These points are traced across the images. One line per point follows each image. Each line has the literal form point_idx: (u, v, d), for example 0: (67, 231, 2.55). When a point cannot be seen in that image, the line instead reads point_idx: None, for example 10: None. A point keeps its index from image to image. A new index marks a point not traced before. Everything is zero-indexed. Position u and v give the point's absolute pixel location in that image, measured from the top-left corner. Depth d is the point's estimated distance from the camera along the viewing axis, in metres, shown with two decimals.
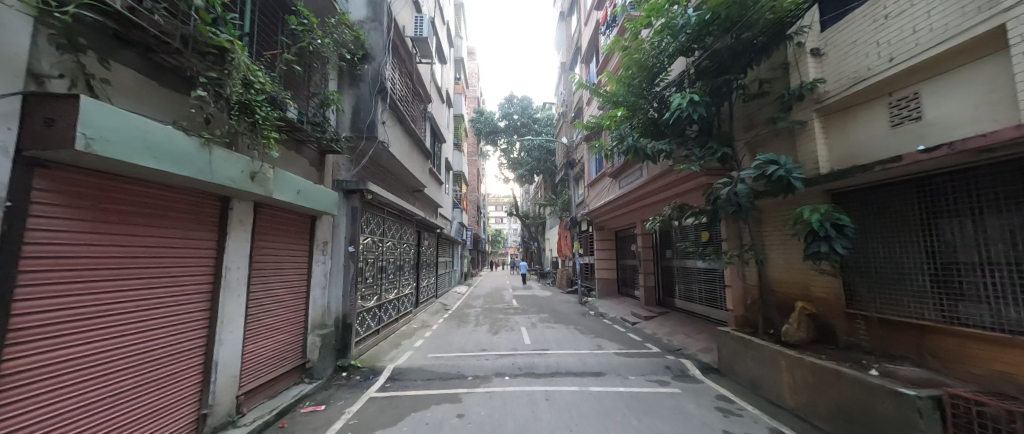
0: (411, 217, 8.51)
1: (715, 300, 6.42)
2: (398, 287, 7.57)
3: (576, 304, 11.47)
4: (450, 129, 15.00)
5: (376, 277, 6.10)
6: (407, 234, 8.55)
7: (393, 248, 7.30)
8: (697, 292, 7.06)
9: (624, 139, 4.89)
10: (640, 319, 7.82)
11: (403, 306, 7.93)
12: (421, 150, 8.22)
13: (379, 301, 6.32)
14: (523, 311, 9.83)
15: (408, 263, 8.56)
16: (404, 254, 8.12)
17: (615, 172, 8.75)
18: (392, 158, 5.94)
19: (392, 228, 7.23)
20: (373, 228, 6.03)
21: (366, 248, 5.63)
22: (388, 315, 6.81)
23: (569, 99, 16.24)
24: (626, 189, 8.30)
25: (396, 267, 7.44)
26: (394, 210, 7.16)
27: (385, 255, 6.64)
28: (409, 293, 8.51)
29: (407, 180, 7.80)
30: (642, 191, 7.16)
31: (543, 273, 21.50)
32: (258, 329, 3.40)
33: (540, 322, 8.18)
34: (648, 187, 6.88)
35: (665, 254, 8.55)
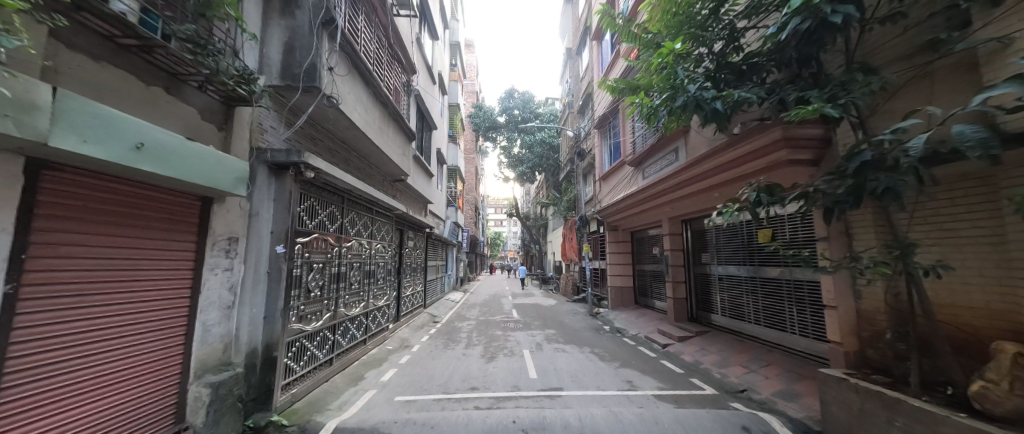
0: (388, 212, 6.97)
1: (782, 320, 4.85)
2: (368, 300, 6.00)
3: (587, 316, 9.90)
4: (443, 118, 13.54)
5: (327, 288, 4.54)
6: (382, 233, 6.99)
7: (360, 250, 5.74)
8: (751, 307, 5.50)
9: (678, 93, 3.37)
10: (672, 340, 6.25)
11: (375, 324, 6.33)
12: (402, 129, 6.71)
13: (333, 320, 4.74)
14: (524, 327, 8.24)
15: (385, 269, 7.00)
16: (377, 258, 6.54)
17: (638, 159, 7.24)
18: (353, 126, 4.43)
19: (358, 224, 5.67)
20: (325, 222, 4.48)
21: (310, 250, 4.07)
22: (348, 336, 5.23)
23: (576, 88, 14.79)
24: (653, 177, 6.76)
25: (364, 274, 5.87)
26: (361, 201, 5.62)
27: (346, 259, 5.09)
28: (385, 307, 6.94)
29: (383, 165, 6.30)
30: (679, 178, 5.66)
31: (545, 278, 19.92)
32: (43, 396, 1.80)
33: (547, 343, 6.60)
34: (688, 173, 5.39)
35: (700, 259, 7.01)
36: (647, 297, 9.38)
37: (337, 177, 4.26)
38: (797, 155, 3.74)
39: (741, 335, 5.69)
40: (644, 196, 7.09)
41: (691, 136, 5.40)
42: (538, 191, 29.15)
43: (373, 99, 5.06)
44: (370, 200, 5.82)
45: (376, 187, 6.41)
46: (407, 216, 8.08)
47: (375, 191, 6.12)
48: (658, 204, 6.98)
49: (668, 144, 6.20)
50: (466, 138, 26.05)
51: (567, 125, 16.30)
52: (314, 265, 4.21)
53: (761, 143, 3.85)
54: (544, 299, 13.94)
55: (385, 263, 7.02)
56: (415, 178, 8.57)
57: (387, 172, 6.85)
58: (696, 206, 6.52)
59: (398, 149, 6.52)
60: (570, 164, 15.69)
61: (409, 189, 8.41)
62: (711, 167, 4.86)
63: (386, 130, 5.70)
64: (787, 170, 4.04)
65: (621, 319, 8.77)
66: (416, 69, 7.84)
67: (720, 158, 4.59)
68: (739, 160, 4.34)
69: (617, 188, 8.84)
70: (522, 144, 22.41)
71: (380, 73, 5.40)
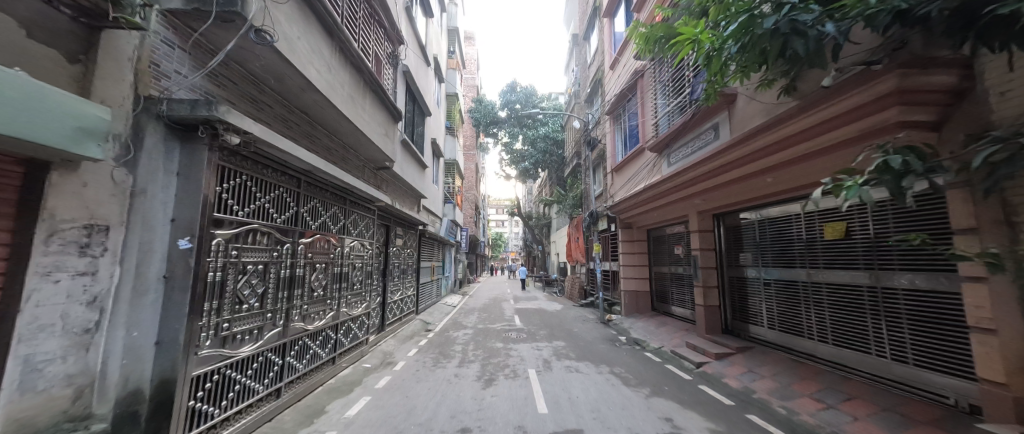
0: (367, 202, 5.96)
1: (860, 336, 3.81)
2: (337, 308, 4.98)
3: (597, 323, 8.84)
4: (439, 107, 12.49)
5: (269, 296, 3.53)
6: (361, 227, 5.97)
7: (326, 247, 4.72)
8: (810, 320, 4.47)
9: (757, 18, 2.32)
10: (707, 357, 5.19)
11: (348, 337, 5.30)
12: (385, 106, 5.69)
13: (279, 338, 3.72)
14: (528, 338, 7.17)
15: (364, 271, 5.96)
16: (353, 258, 5.51)
17: (661, 144, 6.21)
18: (308, 85, 3.42)
19: (323, 215, 4.67)
20: (267, 209, 3.49)
21: (242, 245, 3.06)
22: (306, 356, 4.20)
23: (583, 76, 13.78)
24: (680, 163, 5.70)
25: (331, 277, 4.84)
26: (325, 185, 4.63)
27: (302, 257, 4.08)
28: (364, 315, 5.93)
29: (360, 146, 5.29)
30: (718, 160, 4.64)
31: (548, 280, 18.89)
32: None
33: (556, 359, 5.53)
34: (732, 153, 4.37)
35: (737, 260, 5.95)
36: (666, 303, 8.33)
37: (283, 149, 3.24)
38: (911, 115, 2.71)
39: (797, 353, 4.63)
40: (669, 186, 6.07)
41: (738, 106, 4.34)
42: (540, 190, 28.14)
43: (341, 59, 4.05)
44: (341, 184, 4.80)
45: (352, 173, 5.39)
46: (394, 208, 7.07)
47: (350, 176, 5.10)
48: (686, 194, 5.95)
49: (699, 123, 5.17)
50: (466, 134, 25.03)
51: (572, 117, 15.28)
52: (247, 267, 3.17)
53: (857, 102, 2.81)
54: (548, 303, 12.88)
55: (364, 263, 5.99)
56: (405, 167, 7.57)
57: (367, 156, 5.84)
58: (734, 197, 5.48)
59: (380, 128, 5.50)
60: (576, 158, 14.67)
61: (397, 179, 7.39)
62: (767, 143, 3.84)
63: (362, 102, 4.69)
64: (884, 138, 3.02)
65: (638, 328, 7.70)
66: (405, 40, 6.82)
67: (782, 130, 3.57)
68: (811, 129, 3.33)
69: (634, 179, 7.80)
70: (524, 139, 21.40)
71: (352, 30, 4.40)
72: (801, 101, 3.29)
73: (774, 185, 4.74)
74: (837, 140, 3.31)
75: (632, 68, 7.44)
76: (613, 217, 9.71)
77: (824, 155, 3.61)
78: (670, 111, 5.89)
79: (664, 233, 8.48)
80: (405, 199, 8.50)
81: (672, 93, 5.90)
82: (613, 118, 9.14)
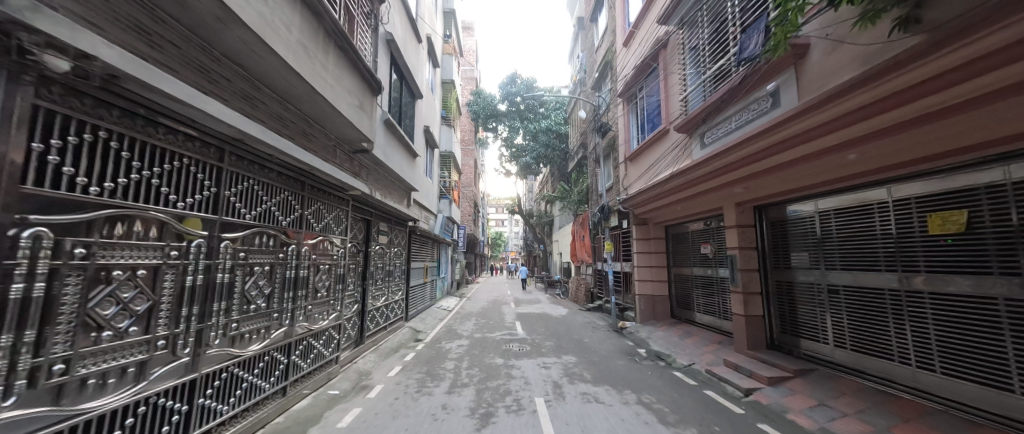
0: (325, 188, 5.54)
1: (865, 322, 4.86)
2: (288, 323, 4.59)
3: (610, 332, 7.85)
4: (432, 94, 11.49)
5: (162, 312, 2.88)
6: (324, 217, 5.56)
7: (268, 244, 4.23)
8: (927, 337, 4.21)
9: None
10: (756, 381, 4.21)
11: (304, 361, 4.90)
12: (361, 73, 4.72)
13: (184, 374, 3.09)
14: (533, 351, 6.17)
15: (330, 281, 5.58)
16: (314, 263, 5.10)
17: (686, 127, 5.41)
18: (224, 12, 2.40)
19: (264, 202, 4.21)
20: (165, 194, 2.91)
21: (95, 241, 2.28)
22: (230, 397, 3.63)
23: (589, 62, 12.82)
24: (719, 142, 4.75)
25: (276, 286, 4.37)
26: (265, 161, 4.18)
27: (225, 258, 3.51)
28: (333, 327, 5.62)
29: (326, 118, 4.33)
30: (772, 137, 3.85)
31: (551, 281, 17.90)
32: None
33: (569, 383, 4.50)
34: (792, 126, 3.56)
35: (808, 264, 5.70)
36: (689, 309, 7.35)
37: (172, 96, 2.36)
38: None
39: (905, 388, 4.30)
40: (697, 176, 5.25)
41: (801, 66, 3.51)
42: (541, 187, 27.19)
43: None
44: (297, 162, 3.83)
45: (315, 152, 4.40)
46: (372, 197, 6.16)
47: (309, 155, 4.12)
48: (719, 184, 5.16)
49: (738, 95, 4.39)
50: (463, 129, 24.00)
51: (578, 106, 14.29)
52: (115, 271, 2.46)
53: None
54: (551, 307, 11.89)
55: (327, 266, 5.55)
56: (389, 153, 6.59)
57: (338, 134, 4.88)
58: (783, 182, 4.67)
59: (353, 98, 4.52)
60: (582, 151, 13.68)
61: (379, 166, 6.40)
62: (848, 107, 3.05)
63: (323, 58, 3.72)
64: None
65: (659, 339, 6.71)
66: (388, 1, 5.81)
67: (879, 87, 2.75)
68: (924, 83, 2.55)
69: (650, 170, 6.96)
70: (525, 134, 20.41)
71: None
72: (908, 47, 2.50)
73: (840, 162, 3.95)
74: (969, 91, 2.50)
75: (653, 39, 6.46)
76: (626, 212, 8.74)
77: (932, 117, 2.84)
78: (704, 82, 4.95)
79: (686, 229, 7.52)
80: (391, 192, 7.49)
81: (706, 59, 4.95)
82: (627, 101, 8.16)
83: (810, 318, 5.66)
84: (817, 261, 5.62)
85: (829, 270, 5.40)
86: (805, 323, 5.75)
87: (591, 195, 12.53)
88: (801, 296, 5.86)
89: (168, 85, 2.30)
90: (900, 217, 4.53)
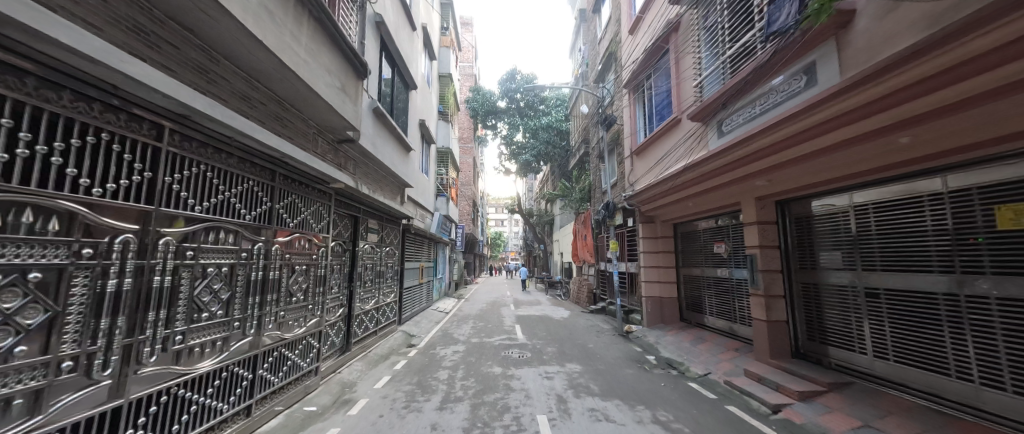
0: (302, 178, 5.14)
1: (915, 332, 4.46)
2: (254, 333, 4.27)
3: (615, 337, 7.41)
4: (429, 87, 11.07)
5: (68, 325, 2.37)
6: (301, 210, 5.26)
7: (226, 242, 3.85)
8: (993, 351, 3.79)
9: None
10: (784, 396, 3.77)
11: (275, 375, 4.60)
12: (343, 52, 4.27)
13: (105, 402, 2.61)
14: (534, 359, 5.70)
15: (306, 284, 5.31)
16: (285, 266, 4.81)
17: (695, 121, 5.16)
18: None
19: (219, 193, 3.78)
20: (74, 178, 2.42)
21: None
22: (175, 423, 3.21)
23: (591, 55, 12.38)
24: (741, 130, 4.31)
25: (238, 291, 4.02)
26: (221, 143, 3.79)
27: (163, 258, 3.05)
28: (310, 335, 5.37)
29: (303, 101, 3.90)
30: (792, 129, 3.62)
31: (551, 282, 17.42)
32: None
33: (575, 396, 4.05)
34: (813, 116, 3.35)
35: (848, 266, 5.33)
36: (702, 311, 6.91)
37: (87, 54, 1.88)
38: None
39: (961, 405, 3.96)
40: (708, 175, 4.98)
41: (834, 42, 3.18)
42: (541, 186, 26.73)
43: None
44: (261, 146, 3.34)
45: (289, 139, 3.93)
46: (359, 191, 5.68)
47: (278, 138, 3.62)
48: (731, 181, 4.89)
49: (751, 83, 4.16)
50: (462, 126, 23.51)
51: (579, 101, 13.85)
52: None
53: None
54: (552, 309, 11.41)
55: (301, 267, 5.18)
56: (379, 144, 6.13)
57: (319, 119, 4.42)
58: (801, 178, 4.35)
59: (335, 81, 4.09)
60: (584, 147, 13.23)
61: (366, 158, 5.92)
62: (879, 92, 2.82)
63: (295, 30, 3.27)
64: None
65: (670, 345, 6.25)
66: None
67: (951, 53, 2.30)
68: (968, 62, 2.33)
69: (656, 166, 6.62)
70: (525, 130, 19.94)
71: None
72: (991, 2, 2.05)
73: (865, 152, 3.71)
74: None
75: (664, 22, 6.05)
76: (631, 209, 8.32)
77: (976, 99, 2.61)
78: (720, 63, 4.55)
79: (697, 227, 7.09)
80: (381, 187, 7.03)
81: (723, 39, 4.56)
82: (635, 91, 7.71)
83: (846, 323, 5.32)
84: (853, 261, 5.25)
85: (869, 273, 5.02)
86: (839, 328, 5.42)
87: (593, 193, 12.06)
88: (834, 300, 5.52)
89: (78, 40, 1.84)
90: (960, 215, 4.11)
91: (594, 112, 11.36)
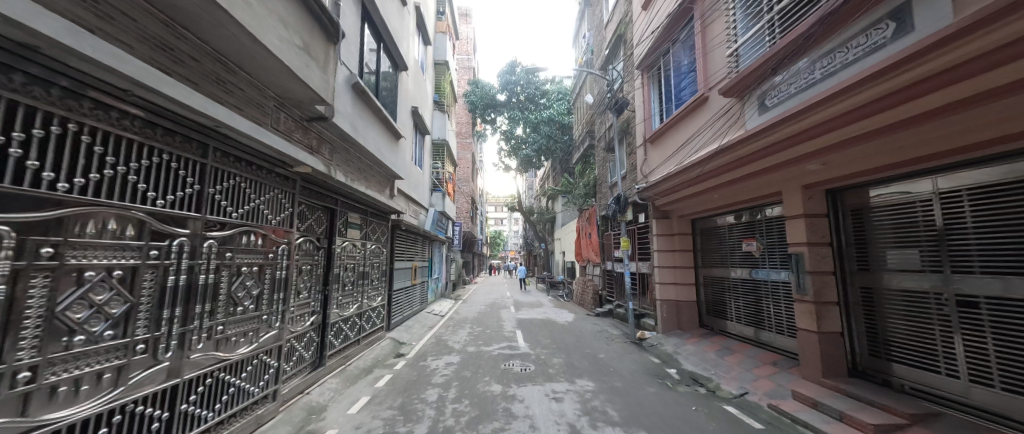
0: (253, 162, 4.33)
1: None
2: (173, 356, 3.34)
3: (628, 344, 6.70)
4: (423, 73, 10.33)
5: None
6: (257, 205, 4.52)
7: (122, 236, 2.88)
8: None
9: None
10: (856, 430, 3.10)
11: (210, 409, 3.72)
12: (307, 6, 3.55)
13: None
14: (539, 373, 4.96)
15: (256, 292, 4.50)
16: (225, 269, 3.98)
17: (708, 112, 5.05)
18: None
19: (110, 166, 2.78)
20: None
21: None
22: None
23: (597, 41, 11.62)
24: (792, 101, 3.73)
25: (145, 304, 3.09)
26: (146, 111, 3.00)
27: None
28: (259, 355, 4.52)
29: (254, 62, 3.15)
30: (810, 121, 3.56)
31: (554, 282, 16.68)
32: None
33: (591, 426, 3.31)
34: (903, 77, 2.72)
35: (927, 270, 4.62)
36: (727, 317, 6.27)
37: None
38: None
39: None
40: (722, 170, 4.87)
41: None
42: (542, 183, 25.97)
43: None
44: (178, 105, 2.57)
45: (232, 107, 3.19)
46: (340, 182, 5.03)
47: (208, 99, 2.86)
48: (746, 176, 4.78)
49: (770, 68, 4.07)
50: (460, 121, 22.74)
51: (584, 91, 13.09)
52: None
53: None
54: (555, 312, 10.68)
55: (250, 270, 4.39)
56: (361, 126, 5.43)
57: (280, 88, 3.71)
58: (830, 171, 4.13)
59: (299, 41, 3.38)
60: (589, 139, 12.44)
61: (344, 141, 5.20)
62: (938, 67, 2.56)
63: None
64: None
65: (692, 356, 5.53)
66: None
67: None
68: (997, 49, 2.29)
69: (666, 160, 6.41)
70: (526, 125, 19.19)
71: None
72: None
73: (885, 147, 3.64)
74: None
75: None
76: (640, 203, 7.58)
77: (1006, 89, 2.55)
78: (760, 31, 4.10)
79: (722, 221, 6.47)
80: (366, 178, 6.29)
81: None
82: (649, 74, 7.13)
83: (913, 332, 4.74)
84: (924, 262, 4.64)
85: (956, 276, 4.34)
86: (903, 338, 4.85)
87: (600, 188, 11.31)
88: (898, 307, 4.94)
89: None
90: None
91: (601, 100, 10.62)
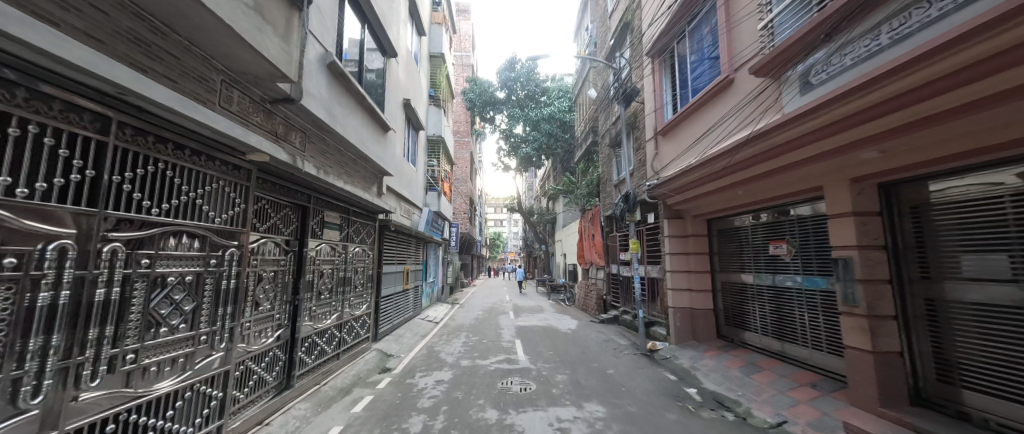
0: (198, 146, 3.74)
1: None
2: (53, 395, 2.56)
3: (638, 356, 6.10)
4: (417, 65, 9.79)
5: None
6: (200, 206, 3.91)
7: None
8: None
9: None
10: None
11: None
12: None
13: None
14: (541, 394, 4.33)
15: (189, 308, 3.76)
16: (141, 282, 3.23)
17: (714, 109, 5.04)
18: None
19: None
20: None
21: None
22: None
23: (600, 32, 11.07)
24: (834, 82, 3.44)
25: None
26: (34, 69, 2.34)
27: None
28: (194, 383, 3.85)
29: (187, 22, 2.84)
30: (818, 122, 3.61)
31: (555, 286, 16.07)
32: None
33: None
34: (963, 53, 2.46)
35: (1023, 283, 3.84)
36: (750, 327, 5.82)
37: None
38: None
39: None
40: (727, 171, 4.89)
41: None
42: (543, 184, 25.35)
43: None
44: (33, 53, 2.04)
45: (142, 70, 2.71)
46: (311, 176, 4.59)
47: (93, 52, 2.33)
48: (755, 176, 4.80)
49: (787, 59, 4.00)
50: (458, 119, 22.14)
51: (585, 86, 12.55)
52: None
53: None
54: (557, 318, 10.06)
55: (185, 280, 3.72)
56: (337, 112, 5.07)
57: (226, 57, 3.36)
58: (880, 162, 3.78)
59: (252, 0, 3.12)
60: (592, 136, 11.86)
61: (315, 126, 4.83)
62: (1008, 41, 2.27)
63: None
64: None
65: (713, 373, 4.92)
66: None
67: None
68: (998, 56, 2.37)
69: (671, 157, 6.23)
70: (526, 122, 18.59)
71: None
72: None
73: (947, 133, 3.29)
74: None
75: None
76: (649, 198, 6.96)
77: (1002, 97, 2.64)
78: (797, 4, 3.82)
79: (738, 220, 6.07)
80: (347, 172, 5.79)
81: None
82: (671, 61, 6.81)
83: (993, 351, 4.08)
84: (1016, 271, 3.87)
85: None
86: (977, 358, 4.21)
87: (604, 186, 10.72)
88: (971, 321, 4.27)
89: None
90: None
91: (604, 93, 10.06)
